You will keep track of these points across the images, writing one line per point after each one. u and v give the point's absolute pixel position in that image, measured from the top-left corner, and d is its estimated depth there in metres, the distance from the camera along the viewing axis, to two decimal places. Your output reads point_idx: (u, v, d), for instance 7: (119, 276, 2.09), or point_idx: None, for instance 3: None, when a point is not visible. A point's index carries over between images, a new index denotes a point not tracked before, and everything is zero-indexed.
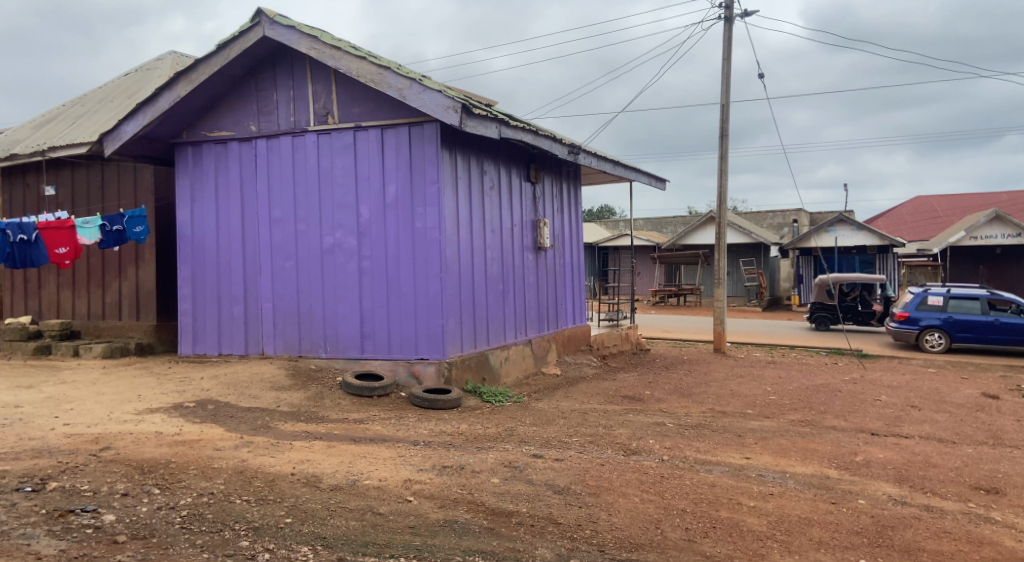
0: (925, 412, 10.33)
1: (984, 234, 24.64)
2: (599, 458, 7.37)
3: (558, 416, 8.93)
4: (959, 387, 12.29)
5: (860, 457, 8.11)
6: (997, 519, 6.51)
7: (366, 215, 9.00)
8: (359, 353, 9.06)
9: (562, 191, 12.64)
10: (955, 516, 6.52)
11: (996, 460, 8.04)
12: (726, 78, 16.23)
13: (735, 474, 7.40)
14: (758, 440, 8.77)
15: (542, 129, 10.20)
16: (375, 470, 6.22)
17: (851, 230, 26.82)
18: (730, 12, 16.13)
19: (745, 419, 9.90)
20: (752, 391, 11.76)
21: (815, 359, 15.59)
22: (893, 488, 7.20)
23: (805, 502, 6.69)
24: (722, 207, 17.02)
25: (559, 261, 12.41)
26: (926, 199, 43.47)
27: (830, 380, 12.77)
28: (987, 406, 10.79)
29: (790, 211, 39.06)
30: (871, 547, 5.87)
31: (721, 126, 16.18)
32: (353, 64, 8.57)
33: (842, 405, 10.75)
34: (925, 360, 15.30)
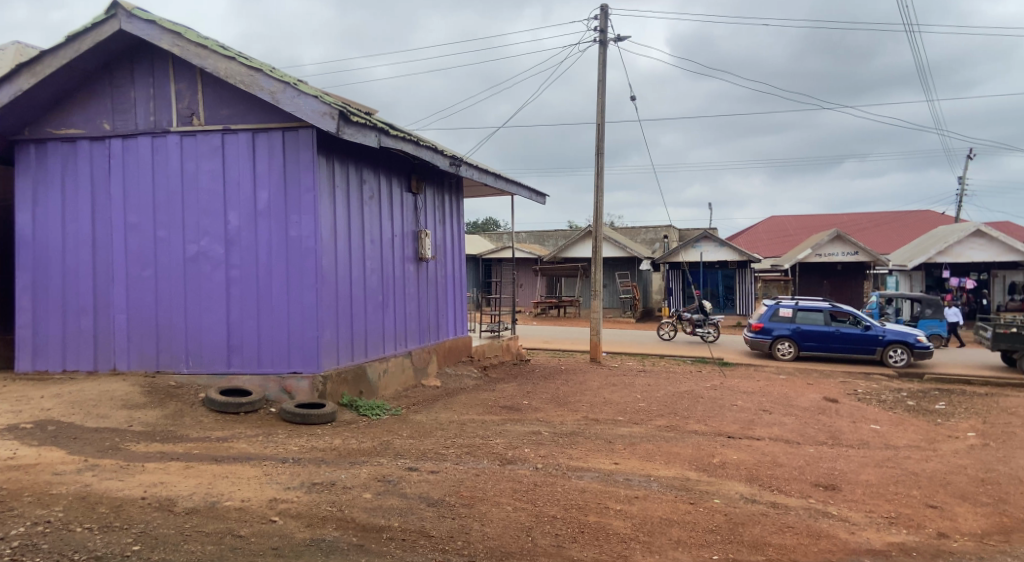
0: (775, 415, 11.05)
1: (828, 252, 26.65)
2: (475, 468, 7.42)
3: (436, 427, 8.93)
4: (804, 391, 13.25)
5: (718, 459, 8.58)
6: (833, 512, 7.06)
7: (235, 222, 8.71)
8: (225, 367, 8.73)
9: (444, 202, 12.67)
10: (798, 512, 7.02)
11: (833, 459, 8.71)
12: (601, 98, 16.82)
13: (605, 479, 7.65)
14: (627, 445, 9.12)
15: (423, 140, 10.20)
16: (238, 490, 6.01)
17: (715, 247, 28.22)
18: (603, 36, 16.78)
19: (616, 426, 10.24)
20: (624, 398, 12.21)
21: (682, 368, 16.35)
22: (745, 487, 7.67)
23: (667, 503, 7.01)
24: (597, 222, 17.58)
25: (439, 271, 12.39)
26: (781, 219, 46.60)
27: (693, 386, 13.44)
28: (828, 408, 11.69)
29: (662, 227, 40.81)
30: (724, 543, 6.23)
31: (597, 143, 16.72)
32: (220, 64, 8.30)
33: (703, 410, 11.34)
34: (777, 367, 16.37)
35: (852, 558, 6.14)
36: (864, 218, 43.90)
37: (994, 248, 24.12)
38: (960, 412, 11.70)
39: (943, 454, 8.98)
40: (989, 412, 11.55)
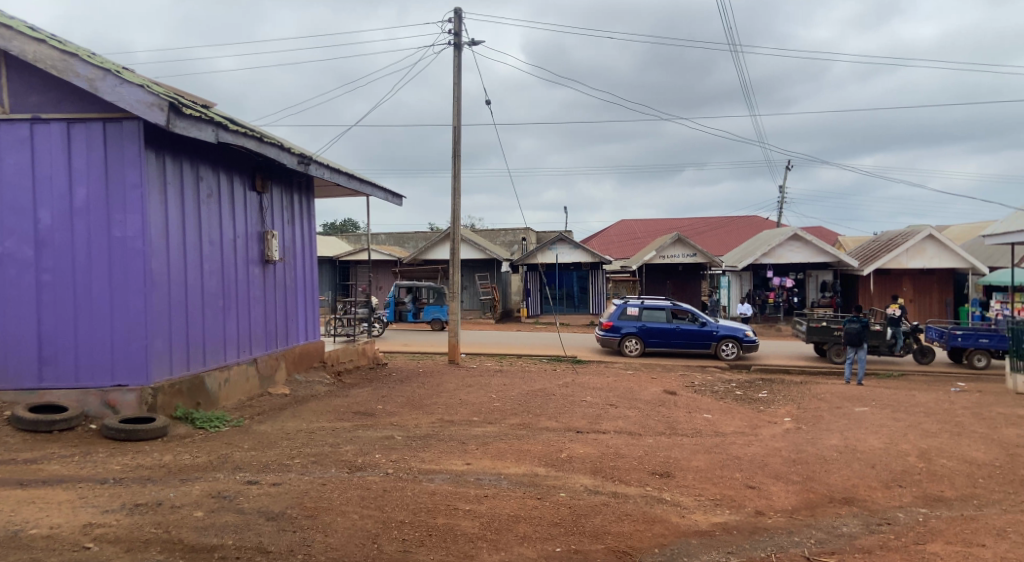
0: (621, 409, 11.51)
1: (670, 254, 28.09)
2: (321, 478, 7.18)
3: (281, 437, 8.58)
4: (648, 385, 13.88)
5: (565, 454, 8.81)
6: (667, 498, 7.44)
7: (47, 221, 7.98)
8: (36, 382, 7.98)
9: (292, 201, 12.18)
10: (636, 500, 7.34)
11: (669, 447, 9.18)
12: (457, 101, 16.84)
13: (456, 480, 7.65)
14: (479, 445, 9.17)
15: (267, 136, 9.75)
16: (46, 516, 5.52)
17: (569, 249, 29.11)
18: (458, 39, 16.80)
19: (469, 427, 10.28)
20: (478, 398, 12.28)
21: (537, 366, 16.68)
22: (589, 479, 7.93)
23: (514, 500, 7.11)
24: (455, 224, 17.57)
25: (288, 274, 11.91)
26: (630, 223, 48.70)
27: (546, 385, 13.73)
28: (668, 401, 12.31)
29: (518, 229, 41.50)
30: (567, 535, 6.40)
31: (453, 146, 16.73)
32: (29, 47, 7.64)
33: (554, 407, 11.60)
34: (625, 363, 17.05)
35: (682, 540, 6.50)
36: (701, 223, 46.72)
37: (809, 251, 26.42)
38: (780, 399, 12.70)
39: (763, 439, 9.70)
40: (803, 399, 12.62)
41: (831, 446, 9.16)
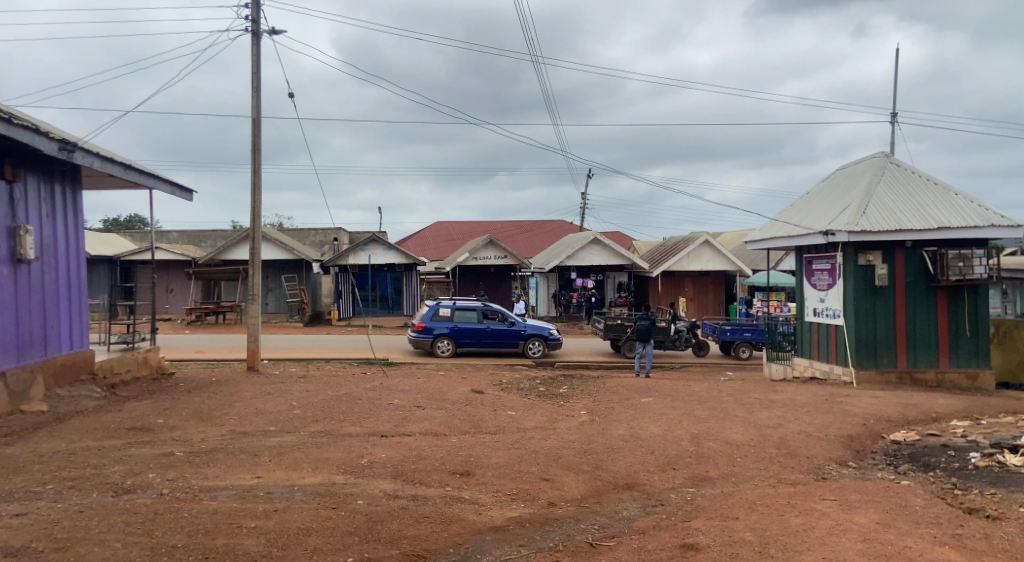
0: (427, 410, 11.40)
1: (483, 256, 28.34)
2: (80, 505, 6.43)
3: (34, 462, 7.59)
4: (456, 385, 13.89)
5: (365, 459, 8.53)
6: (466, 497, 7.43)
7: None
8: None
9: (54, 194, 10.89)
10: (435, 501, 7.27)
11: (471, 446, 9.20)
12: (256, 92, 15.90)
13: (242, 496, 7.15)
14: (272, 456, 8.65)
15: (17, 119, 8.63)
16: None
17: (384, 250, 28.55)
18: (257, 26, 15.88)
19: (265, 437, 9.69)
20: (276, 406, 11.64)
21: (343, 370, 16.16)
22: (388, 484, 7.73)
23: (307, 512, 6.76)
24: (255, 223, 16.60)
25: (47, 276, 10.61)
26: (444, 224, 48.95)
27: (352, 389, 13.31)
28: (475, 400, 12.37)
29: (329, 230, 40.23)
30: (361, 544, 6.17)
31: (252, 139, 15.80)
32: None
33: (358, 412, 11.25)
34: (436, 364, 16.96)
35: (477, 538, 6.50)
36: (513, 226, 47.89)
37: (607, 253, 27.91)
38: (578, 394, 13.21)
39: (558, 432, 10.00)
40: (598, 392, 13.22)
41: (617, 435, 9.64)
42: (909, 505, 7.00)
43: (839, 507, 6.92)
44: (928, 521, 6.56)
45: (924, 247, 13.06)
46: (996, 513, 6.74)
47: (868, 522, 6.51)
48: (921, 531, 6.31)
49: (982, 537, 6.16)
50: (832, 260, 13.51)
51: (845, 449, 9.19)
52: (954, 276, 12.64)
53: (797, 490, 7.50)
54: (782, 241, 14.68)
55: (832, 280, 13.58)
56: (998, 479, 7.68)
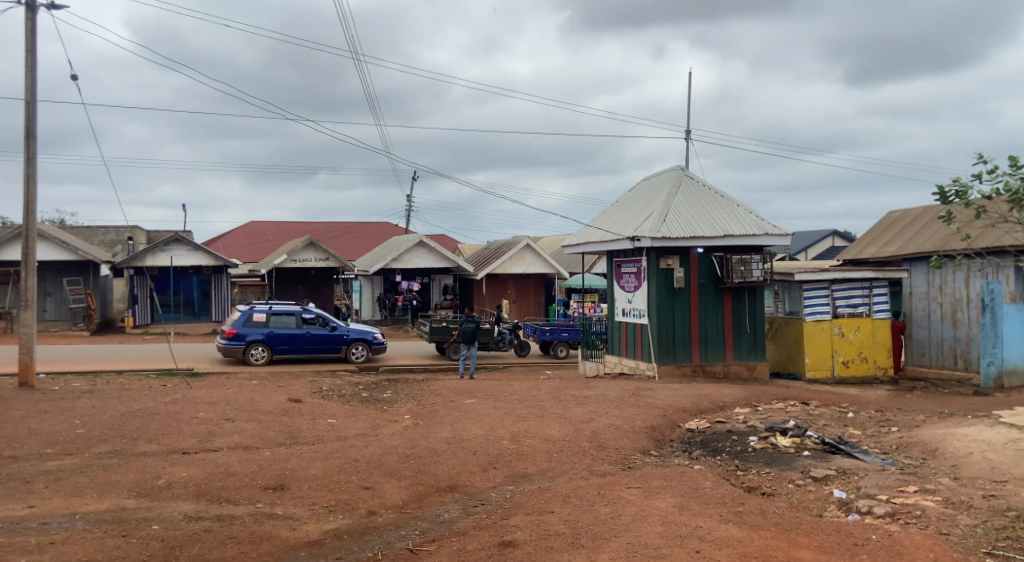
0: (236, 423, 10.63)
1: (302, 258, 27.11)
2: None
3: None
4: (270, 395, 13.10)
5: (163, 480, 7.76)
6: (278, 513, 6.95)
7: None
8: None
9: None
10: (243, 519, 6.73)
11: (285, 459, 8.65)
12: (32, 72, 14.16)
13: (9, 531, 6.22)
14: (49, 483, 7.62)
15: None
16: None
17: (189, 251, 26.70)
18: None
19: (40, 462, 8.56)
20: (56, 426, 10.34)
21: (141, 383, 14.75)
22: (189, 505, 7.07)
23: (90, 542, 6.00)
24: (30, 219, 14.76)
25: None
26: (258, 224, 46.62)
27: (149, 403, 12.15)
28: (291, 409, 11.71)
29: (123, 227, 36.95)
30: None
31: (26, 125, 14.03)
32: None
33: (156, 428, 10.26)
34: (249, 373, 15.92)
35: (289, 555, 6.07)
36: (333, 227, 46.57)
37: (433, 256, 27.73)
38: (402, 398, 12.92)
39: (380, 438, 9.68)
40: (423, 396, 13.01)
41: (440, 438, 9.48)
42: (700, 488, 7.36)
43: (642, 494, 7.16)
44: (716, 501, 6.90)
45: (712, 252, 14.03)
46: (770, 489, 7.37)
47: (666, 507, 6.73)
48: (710, 510, 6.60)
49: (758, 513, 6.58)
50: (637, 264, 14.21)
51: (647, 439, 9.61)
52: (736, 279, 13.79)
53: (606, 481, 7.68)
54: (594, 245, 15.24)
55: (637, 283, 14.28)
56: (772, 458, 8.43)
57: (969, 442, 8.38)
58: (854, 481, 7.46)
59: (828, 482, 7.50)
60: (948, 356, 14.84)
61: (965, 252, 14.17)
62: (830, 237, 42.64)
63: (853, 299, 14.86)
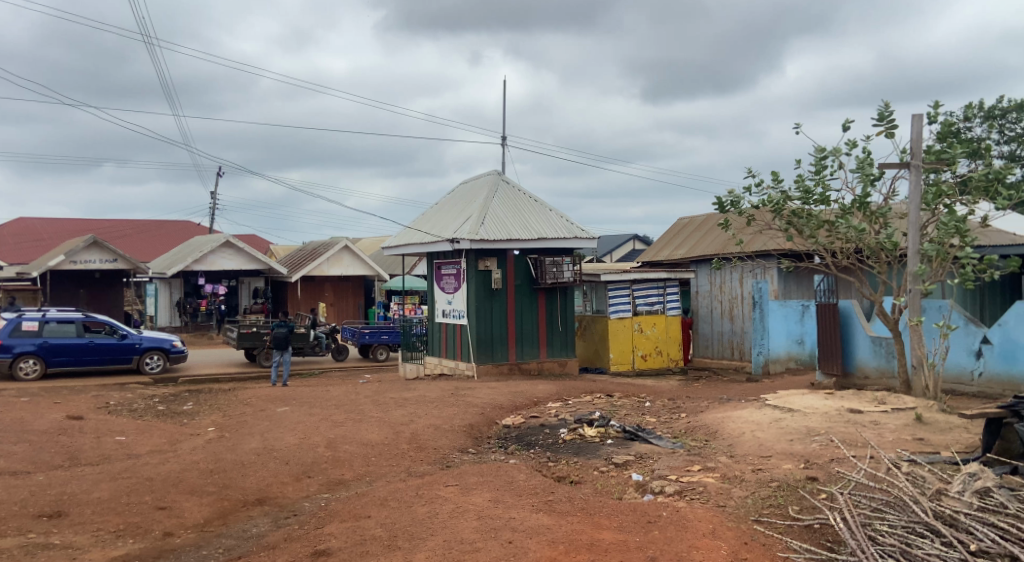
0: (2, 446, 9.41)
1: (83, 258, 24.50)
2: None
3: None
4: (45, 413, 11.74)
5: None
6: (55, 543, 6.23)
7: None
8: None
9: None
10: (11, 553, 5.97)
11: (64, 482, 7.78)
12: None
13: None
14: None
15: None
16: None
17: None
18: None
19: None
20: None
21: None
22: None
23: None
24: None
25: None
26: (32, 222, 41.82)
27: None
28: (70, 427, 10.57)
29: None
30: None
31: None
32: None
33: None
34: (19, 390, 14.17)
35: None
36: (123, 226, 42.81)
37: (241, 256, 26.25)
38: (204, 410, 12.11)
39: (179, 454, 8.97)
40: (228, 406, 12.24)
41: (247, 450, 8.97)
42: (513, 480, 7.35)
43: (459, 491, 7.03)
44: (528, 492, 6.94)
45: (528, 254, 14.40)
46: (577, 477, 7.63)
47: (481, 501, 6.66)
48: (523, 501, 6.62)
49: (566, 499, 6.68)
50: (457, 266, 14.25)
51: (465, 437, 9.65)
52: (550, 280, 14.34)
53: (423, 481, 7.51)
54: (412, 247, 15.14)
55: (457, 284, 14.34)
56: (579, 448, 8.77)
57: (743, 423, 9.23)
58: (648, 464, 7.95)
59: (626, 467, 7.93)
60: (726, 347, 16.24)
61: (739, 255, 15.60)
62: (632, 241, 45.24)
63: (651, 298, 15.88)
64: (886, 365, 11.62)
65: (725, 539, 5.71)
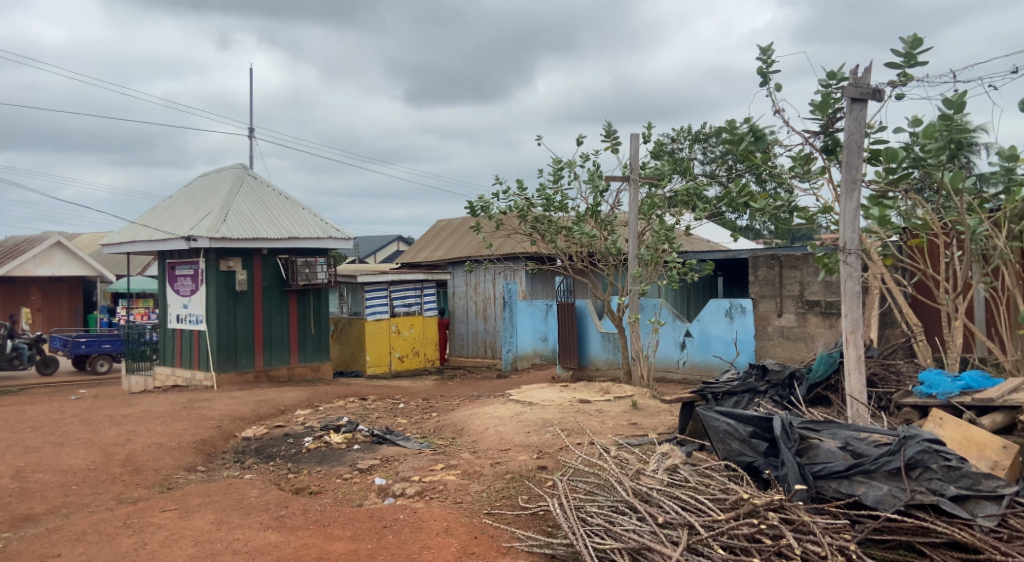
0: None
1: None
2: None
3: None
4: None
5: None
6: None
7: None
8: None
9: None
10: None
11: None
12: None
13: None
14: None
15: None
16: None
17: None
18: None
19: None
20: None
21: None
22: None
23: None
24: None
25: None
26: None
27: None
28: None
29: None
30: None
31: None
32: None
33: None
34: None
35: None
36: None
37: None
38: None
39: None
40: None
41: None
42: (244, 498, 6.87)
43: (177, 516, 6.44)
44: (257, 509, 6.52)
45: (277, 255, 13.74)
46: (317, 488, 7.36)
47: (202, 525, 6.16)
48: (251, 520, 6.24)
49: (299, 513, 6.40)
50: (194, 267, 13.17)
51: (195, 454, 8.93)
52: (302, 281, 13.76)
53: (137, 508, 6.78)
54: (140, 245, 13.78)
55: (194, 286, 13.24)
56: (324, 456, 8.48)
57: (488, 419, 9.51)
58: (393, 467, 7.89)
59: (371, 471, 7.81)
60: (479, 346, 16.77)
61: (491, 258, 16.07)
62: (395, 243, 44.83)
63: (409, 299, 15.92)
64: (613, 358, 12.72)
65: (456, 536, 5.81)
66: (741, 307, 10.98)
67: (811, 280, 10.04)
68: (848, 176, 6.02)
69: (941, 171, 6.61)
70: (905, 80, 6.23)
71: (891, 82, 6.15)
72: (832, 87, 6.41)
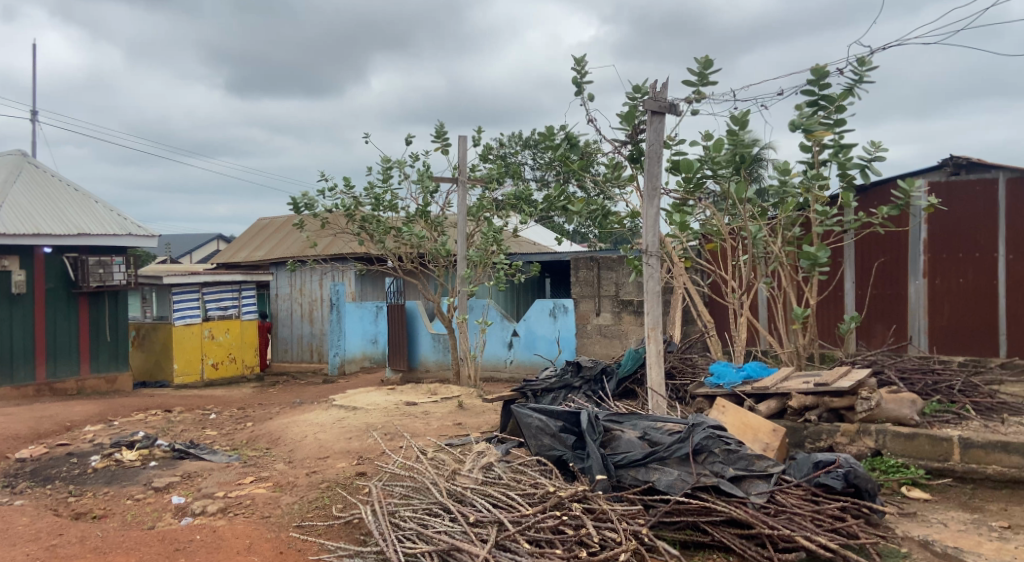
0: None
1: None
2: None
3: None
4: None
5: None
6: None
7: None
8: None
9: None
10: None
11: None
12: None
13: None
14: None
15: None
16: None
17: None
18: None
19: None
20: None
21: None
22: None
23: None
24: None
25: None
26: None
27: None
28: None
29: None
30: None
31: None
32: None
33: None
34: None
35: None
36: None
37: None
38: None
39: None
40: None
41: None
42: (9, 528, 6.11)
43: None
44: (23, 540, 5.82)
45: (64, 253, 12.45)
46: (102, 511, 6.71)
47: None
48: (15, 553, 5.56)
49: (75, 540, 5.78)
50: None
51: None
52: (94, 282, 12.58)
53: None
54: None
55: None
56: (114, 476, 7.76)
57: (306, 426, 9.12)
58: (195, 483, 7.35)
59: (169, 489, 7.23)
60: (306, 350, 16.11)
61: (317, 258, 15.49)
62: (215, 241, 42.17)
63: (224, 302, 15.03)
64: (443, 359, 12.64)
65: (259, 553, 5.50)
66: (564, 307, 11.22)
67: (625, 281, 10.46)
68: (650, 183, 6.32)
69: (728, 181, 7.21)
70: (699, 97, 6.72)
71: (685, 99, 6.63)
72: (637, 100, 6.74)
